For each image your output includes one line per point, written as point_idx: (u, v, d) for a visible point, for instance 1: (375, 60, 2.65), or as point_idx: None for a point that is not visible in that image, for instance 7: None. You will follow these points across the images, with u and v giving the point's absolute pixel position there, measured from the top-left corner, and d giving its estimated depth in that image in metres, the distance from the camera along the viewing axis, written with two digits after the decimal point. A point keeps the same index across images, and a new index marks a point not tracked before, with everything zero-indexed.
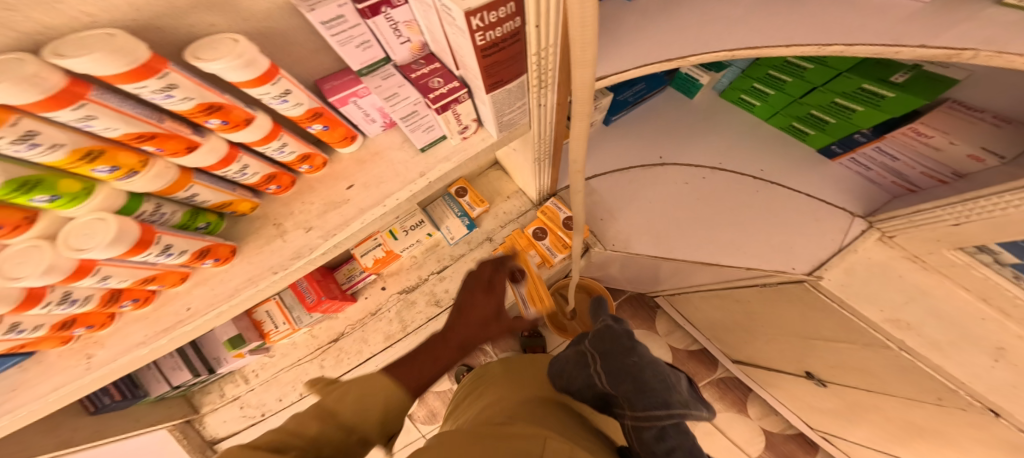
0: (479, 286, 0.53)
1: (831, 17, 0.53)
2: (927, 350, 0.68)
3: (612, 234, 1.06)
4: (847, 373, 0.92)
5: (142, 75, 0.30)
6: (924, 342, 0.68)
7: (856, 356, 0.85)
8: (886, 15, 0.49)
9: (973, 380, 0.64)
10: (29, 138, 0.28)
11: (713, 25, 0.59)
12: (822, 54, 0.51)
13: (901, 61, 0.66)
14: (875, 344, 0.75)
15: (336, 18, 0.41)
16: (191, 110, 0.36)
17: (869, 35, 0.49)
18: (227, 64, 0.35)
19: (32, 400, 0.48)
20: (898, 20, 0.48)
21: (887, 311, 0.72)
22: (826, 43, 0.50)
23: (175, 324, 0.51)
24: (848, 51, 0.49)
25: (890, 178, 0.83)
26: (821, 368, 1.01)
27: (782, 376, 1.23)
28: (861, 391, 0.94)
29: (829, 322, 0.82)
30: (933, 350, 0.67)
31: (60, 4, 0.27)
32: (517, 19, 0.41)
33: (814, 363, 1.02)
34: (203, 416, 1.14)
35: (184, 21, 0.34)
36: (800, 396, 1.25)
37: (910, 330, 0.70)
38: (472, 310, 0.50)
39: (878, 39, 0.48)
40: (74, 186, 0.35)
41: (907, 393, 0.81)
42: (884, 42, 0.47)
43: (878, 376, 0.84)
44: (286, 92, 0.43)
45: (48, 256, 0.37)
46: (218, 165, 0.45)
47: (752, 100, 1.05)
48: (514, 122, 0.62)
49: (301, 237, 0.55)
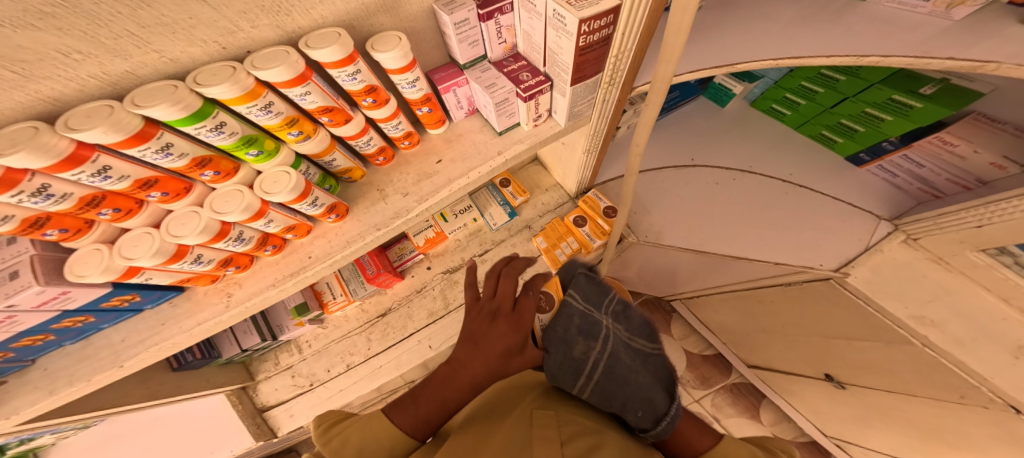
0: (502, 313, 0.48)
1: (867, 33, 0.61)
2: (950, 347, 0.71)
3: (645, 226, 1.13)
4: (872, 372, 0.95)
5: (346, 62, 0.45)
6: (947, 337, 0.72)
7: (881, 354, 0.88)
8: (921, 32, 0.57)
9: (994, 376, 0.67)
10: (268, 106, 0.44)
11: (756, 38, 0.69)
12: (861, 64, 0.59)
13: (930, 74, 0.73)
14: (898, 340, 0.80)
15: (463, 21, 0.54)
16: (359, 89, 0.51)
17: (905, 48, 0.56)
18: (392, 54, 0.49)
19: (179, 332, 0.57)
20: (932, 35, 0.55)
21: (912, 308, 0.76)
22: (864, 54, 0.58)
23: (300, 268, 0.62)
24: (884, 62, 0.57)
25: (916, 184, 0.89)
26: (843, 369, 1.04)
27: (801, 379, 1.26)
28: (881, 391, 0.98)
29: (852, 318, 0.88)
30: (957, 346, 0.71)
31: (313, 11, 0.44)
32: (610, 28, 0.51)
33: (836, 363, 1.06)
34: (258, 384, 1.04)
35: (369, 21, 0.51)
36: (817, 401, 1.28)
37: (933, 327, 0.73)
38: (489, 341, 0.45)
39: (910, 52, 0.55)
40: (271, 146, 0.51)
41: (928, 391, 0.84)
42: (915, 55, 0.54)
43: (901, 374, 0.87)
44: (417, 79, 0.56)
45: (245, 198, 0.49)
46: (356, 135, 0.58)
47: (783, 110, 1.13)
48: (581, 114, 0.71)
49: (399, 200, 0.65)
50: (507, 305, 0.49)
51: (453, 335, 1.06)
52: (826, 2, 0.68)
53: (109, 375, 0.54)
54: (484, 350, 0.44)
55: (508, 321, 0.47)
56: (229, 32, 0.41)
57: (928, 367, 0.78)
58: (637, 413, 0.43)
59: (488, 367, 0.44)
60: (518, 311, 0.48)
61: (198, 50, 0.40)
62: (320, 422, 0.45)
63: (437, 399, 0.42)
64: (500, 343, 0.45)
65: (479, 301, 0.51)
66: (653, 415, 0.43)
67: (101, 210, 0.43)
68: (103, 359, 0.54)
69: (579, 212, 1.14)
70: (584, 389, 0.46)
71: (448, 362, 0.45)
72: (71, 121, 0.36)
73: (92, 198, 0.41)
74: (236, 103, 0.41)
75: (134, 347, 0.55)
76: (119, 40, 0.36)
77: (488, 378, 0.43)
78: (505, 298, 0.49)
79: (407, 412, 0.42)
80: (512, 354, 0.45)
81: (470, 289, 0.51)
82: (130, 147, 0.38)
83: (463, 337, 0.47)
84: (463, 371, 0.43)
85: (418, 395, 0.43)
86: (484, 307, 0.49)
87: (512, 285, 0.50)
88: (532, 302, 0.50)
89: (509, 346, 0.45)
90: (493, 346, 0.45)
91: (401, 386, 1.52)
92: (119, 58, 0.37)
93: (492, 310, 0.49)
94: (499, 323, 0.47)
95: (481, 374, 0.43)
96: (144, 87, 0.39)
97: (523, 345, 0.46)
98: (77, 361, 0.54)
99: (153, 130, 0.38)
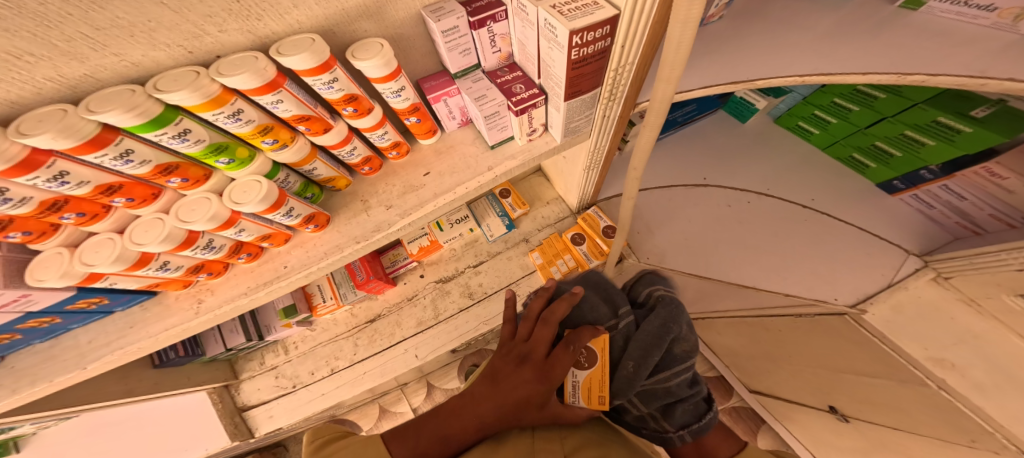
0: (532, 360, 0.48)
1: (909, 44, 0.52)
2: (967, 391, 0.63)
3: (648, 247, 1.07)
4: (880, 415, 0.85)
5: (320, 70, 0.42)
6: (966, 383, 0.63)
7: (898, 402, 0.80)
8: (977, 46, 0.48)
9: (1014, 424, 0.58)
10: (237, 114, 0.42)
11: (782, 51, 0.60)
12: (901, 83, 0.50)
13: (985, 95, 0.64)
14: (911, 381, 0.70)
15: (452, 28, 0.51)
16: (338, 98, 0.48)
17: (954, 66, 0.47)
18: (372, 62, 0.46)
19: (144, 337, 0.55)
20: (987, 52, 0.47)
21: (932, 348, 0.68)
22: (906, 72, 0.49)
23: (273, 278, 0.60)
24: (930, 82, 0.47)
25: (953, 218, 0.79)
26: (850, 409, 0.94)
27: (801, 409, 1.15)
28: (890, 430, 0.84)
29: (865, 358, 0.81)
30: (975, 392, 0.62)
31: (288, 17, 0.42)
32: (607, 40, 0.46)
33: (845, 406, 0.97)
34: (241, 383, 1.03)
35: (351, 28, 0.49)
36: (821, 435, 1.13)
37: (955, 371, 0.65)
38: (510, 382, 0.46)
39: (964, 71, 0.46)
40: (245, 154, 0.49)
41: (933, 430, 0.72)
42: (968, 74, 0.45)
43: (911, 412, 0.75)
44: (402, 88, 0.53)
45: (213, 207, 0.48)
46: (337, 144, 0.56)
47: (810, 128, 1.04)
48: (578, 129, 0.67)
49: (382, 213, 0.63)
50: (538, 353, 0.49)
51: (440, 347, 1.03)
52: (868, 10, 0.59)
53: (71, 377, 0.53)
54: (501, 392, 0.44)
55: (535, 368, 0.47)
56: (194, 35, 0.39)
57: (937, 406, 0.67)
58: (685, 408, 0.53)
59: (498, 413, 0.42)
60: (549, 362, 0.48)
61: (162, 54, 0.39)
62: (316, 437, 0.42)
63: (440, 432, 0.41)
64: (520, 390, 0.44)
65: (515, 343, 0.53)
66: (697, 411, 0.54)
67: (64, 214, 0.41)
68: (68, 360, 0.53)
69: (578, 229, 1.09)
70: (662, 380, 0.54)
71: (465, 395, 0.46)
72: (22, 125, 0.34)
73: (55, 202, 0.40)
74: (199, 110, 0.39)
75: (101, 349, 0.54)
76: (73, 43, 0.35)
77: (495, 421, 0.42)
78: (538, 344, 0.50)
79: (408, 442, 0.39)
80: (528, 407, 0.43)
81: (510, 328, 0.54)
82: (85, 153, 0.36)
83: (489, 373, 0.49)
84: (475, 407, 0.44)
85: (422, 425, 0.41)
86: (516, 348, 0.51)
87: (547, 333, 0.50)
88: (565, 355, 0.48)
89: (527, 396, 0.44)
90: (510, 391, 0.44)
91: (392, 389, 1.48)
92: (76, 60, 0.36)
93: (522, 354, 0.50)
94: (525, 368, 0.47)
95: (489, 417, 0.42)
96: (101, 92, 0.37)
97: (544, 400, 0.44)
98: (43, 361, 0.53)
99: (111, 136, 0.37)
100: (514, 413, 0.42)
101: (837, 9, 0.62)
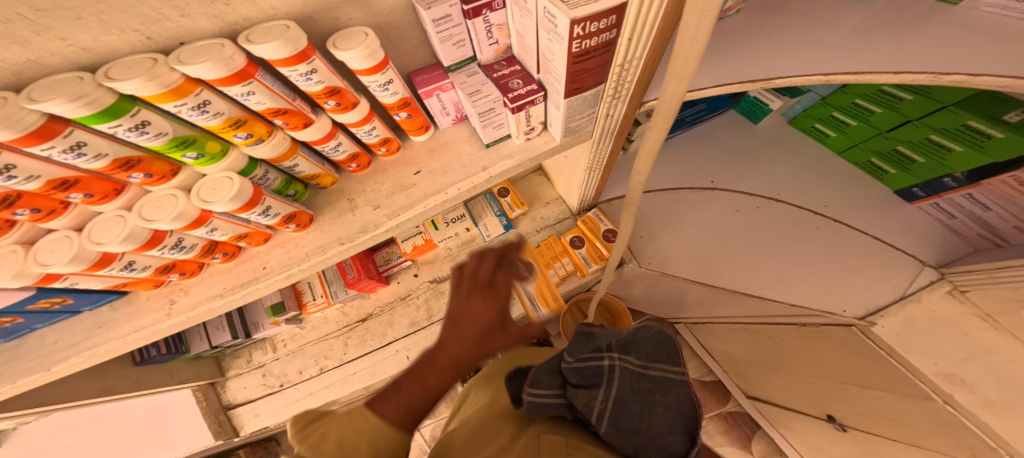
0: (479, 290, 0.46)
1: (944, 43, 0.47)
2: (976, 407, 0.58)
3: (649, 253, 1.04)
4: (875, 422, 0.80)
5: (296, 60, 0.39)
6: (975, 400, 0.58)
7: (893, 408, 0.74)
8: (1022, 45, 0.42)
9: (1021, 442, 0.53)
10: (203, 106, 0.38)
11: (805, 47, 0.56)
12: (937, 84, 0.45)
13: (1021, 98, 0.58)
14: (916, 396, 0.66)
15: (444, 17, 0.47)
16: (319, 92, 0.45)
17: (1001, 66, 0.41)
18: (357, 52, 0.42)
19: (114, 339, 0.53)
20: None
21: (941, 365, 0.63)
22: (943, 71, 0.44)
23: (251, 280, 0.57)
24: (970, 82, 0.42)
25: (976, 229, 0.75)
26: (846, 414, 0.89)
27: (797, 416, 1.12)
28: (890, 443, 0.81)
29: (865, 367, 0.75)
30: (984, 408, 0.57)
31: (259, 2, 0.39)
32: (612, 32, 0.42)
33: (839, 409, 0.91)
34: (226, 380, 1.02)
35: (333, 15, 0.45)
36: (812, 440, 1.11)
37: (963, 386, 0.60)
38: (466, 319, 0.44)
39: (1005, 71, 0.41)
40: (216, 148, 0.45)
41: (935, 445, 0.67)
42: (1013, 74, 0.40)
43: (909, 424, 0.72)
44: (390, 81, 0.49)
45: (180, 205, 0.44)
46: (320, 140, 0.53)
47: (827, 131, 0.99)
48: (580, 128, 0.63)
49: (369, 213, 0.59)
50: (483, 280, 0.47)
51: None
52: (901, 6, 0.54)
53: (37, 379, 0.50)
54: (462, 330, 0.43)
55: (485, 297, 0.45)
56: (153, 19, 0.36)
57: (942, 423, 0.63)
58: None
59: (468, 349, 0.42)
60: (495, 288, 0.46)
61: (116, 39, 0.36)
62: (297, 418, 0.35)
63: (418, 385, 0.39)
64: (479, 323, 0.43)
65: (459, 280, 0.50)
66: None
67: (17, 210, 0.38)
68: (33, 361, 0.51)
69: (577, 232, 1.05)
70: None
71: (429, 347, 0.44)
72: None
73: (5, 197, 0.36)
74: (158, 100, 0.35)
75: (67, 351, 0.52)
76: (12, 24, 0.31)
77: (471, 360, 0.42)
78: (482, 273, 0.47)
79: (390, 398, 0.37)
80: (491, 332, 0.44)
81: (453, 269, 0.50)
82: (28, 146, 0.32)
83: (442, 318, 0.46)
84: (446, 353, 0.42)
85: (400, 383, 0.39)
86: (461, 285, 0.48)
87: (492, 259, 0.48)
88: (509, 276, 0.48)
89: (487, 323, 0.43)
90: (471, 325, 0.43)
91: None
92: (18, 45, 0.32)
93: (469, 289, 0.47)
94: (475, 300, 0.45)
95: (462, 356, 0.42)
96: (47, 81, 0.33)
97: (504, 322, 0.44)
98: (7, 361, 0.51)
99: (60, 127, 0.33)
100: (481, 346, 0.42)
101: (870, 2, 0.57)
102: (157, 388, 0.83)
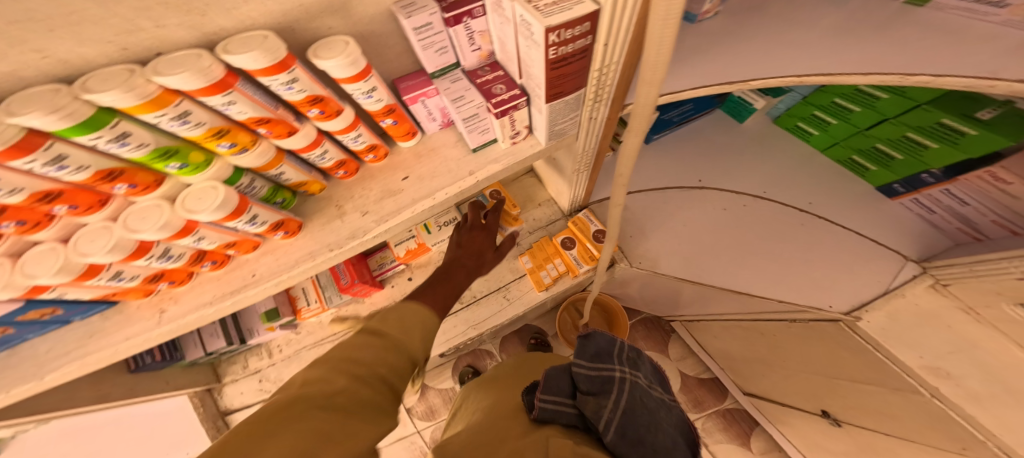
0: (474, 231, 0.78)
1: (913, 43, 0.48)
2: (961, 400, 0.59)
3: (640, 251, 1.03)
4: (864, 416, 0.82)
5: (276, 69, 0.39)
6: (961, 392, 0.59)
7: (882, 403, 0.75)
8: (990, 45, 0.43)
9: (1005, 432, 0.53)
10: (183, 116, 0.38)
11: (780, 49, 0.57)
12: (905, 84, 0.46)
13: (992, 95, 0.59)
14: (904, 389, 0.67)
15: (425, 25, 0.48)
16: (301, 100, 0.45)
17: (967, 66, 0.43)
18: (337, 61, 0.43)
19: (105, 348, 0.53)
20: (1001, 52, 0.42)
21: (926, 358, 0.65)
22: (910, 72, 0.45)
23: (241, 287, 0.57)
24: (936, 82, 0.43)
25: (955, 224, 0.76)
26: (838, 408, 0.90)
27: (793, 412, 1.12)
28: (883, 436, 0.81)
29: (852, 363, 0.76)
30: (969, 401, 0.58)
31: (236, 13, 0.39)
32: (588, 38, 0.43)
33: (831, 403, 0.92)
34: (223, 386, 1.03)
35: (312, 24, 0.46)
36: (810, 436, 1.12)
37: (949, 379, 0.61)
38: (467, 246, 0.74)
39: (971, 71, 0.42)
40: (199, 158, 0.46)
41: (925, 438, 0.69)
42: (977, 74, 0.41)
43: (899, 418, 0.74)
44: (374, 89, 0.49)
45: (166, 214, 0.45)
46: (305, 148, 0.53)
47: (809, 129, 1.00)
48: (564, 132, 0.64)
49: (357, 219, 0.60)
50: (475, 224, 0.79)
51: None
52: (873, 7, 0.56)
53: (29, 389, 0.51)
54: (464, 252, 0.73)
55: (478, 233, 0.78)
56: (128, 31, 0.36)
57: (932, 417, 0.61)
58: None
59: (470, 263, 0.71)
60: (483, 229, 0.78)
61: (91, 51, 0.36)
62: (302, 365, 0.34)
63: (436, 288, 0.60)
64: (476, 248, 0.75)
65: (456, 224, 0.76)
66: None
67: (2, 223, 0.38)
68: (23, 371, 0.51)
69: (568, 232, 1.06)
70: (634, 421, 0.43)
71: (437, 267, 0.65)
72: None
73: None
74: (138, 112, 0.36)
75: (58, 359, 0.52)
76: None
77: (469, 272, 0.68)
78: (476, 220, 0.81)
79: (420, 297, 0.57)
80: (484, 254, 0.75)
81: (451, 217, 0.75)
82: (10, 160, 0.32)
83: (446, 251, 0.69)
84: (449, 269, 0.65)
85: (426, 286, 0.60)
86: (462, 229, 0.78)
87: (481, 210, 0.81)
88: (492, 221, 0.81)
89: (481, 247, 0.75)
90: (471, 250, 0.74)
91: None
92: None
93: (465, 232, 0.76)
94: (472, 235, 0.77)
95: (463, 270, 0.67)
96: (24, 94, 0.34)
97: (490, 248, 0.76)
98: None
99: (40, 140, 0.33)
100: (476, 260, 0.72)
101: (843, 3, 0.58)
102: (154, 394, 0.83)
